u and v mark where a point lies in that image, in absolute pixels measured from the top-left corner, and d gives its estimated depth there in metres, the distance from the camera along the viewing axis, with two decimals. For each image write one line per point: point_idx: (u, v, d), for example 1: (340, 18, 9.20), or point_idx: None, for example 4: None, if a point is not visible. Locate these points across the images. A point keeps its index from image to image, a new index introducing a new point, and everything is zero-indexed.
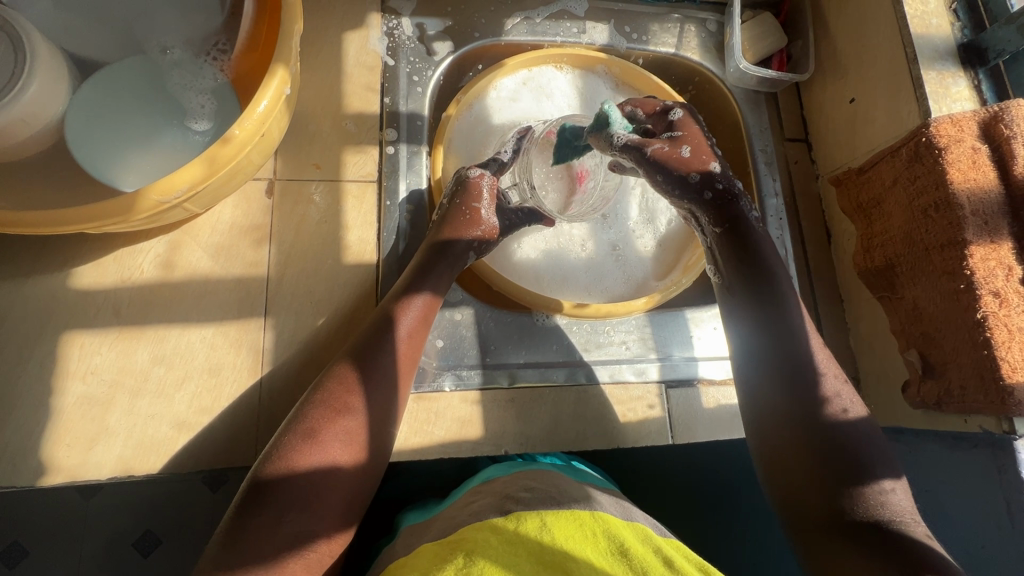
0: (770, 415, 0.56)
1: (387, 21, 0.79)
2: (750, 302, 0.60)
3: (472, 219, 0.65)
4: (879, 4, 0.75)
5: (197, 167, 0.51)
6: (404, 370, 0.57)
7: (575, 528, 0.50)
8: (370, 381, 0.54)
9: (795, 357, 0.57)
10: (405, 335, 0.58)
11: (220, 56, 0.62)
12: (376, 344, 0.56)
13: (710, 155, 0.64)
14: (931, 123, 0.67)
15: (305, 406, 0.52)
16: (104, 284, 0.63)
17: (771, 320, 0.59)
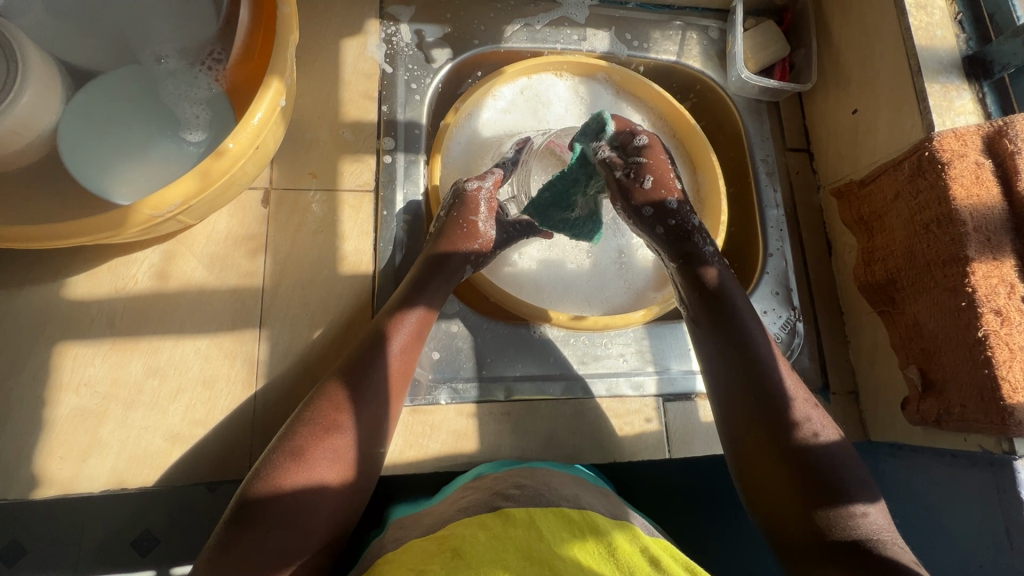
0: (744, 446, 0.55)
1: (385, 27, 0.78)
2: (715, 331, 0.58)
3: (469, 231, 0.64)
4: (883, 15, 0.74)
5: (190, 181, 0.51)
6: (397, 384, 0.57)
7: (566, 528, 0.48)
8: (363, 395, 0.53)
9: (764, 385, 0.55)
10: (401, 348, 0.57)
11: (215, 66, 0.61)
12: (371, 356, 0.55)
13: (671, 186, 0.61)
14: (934, 137, 0.66)
15: (295, 424, 0.52)
16: (97, 294, 0.63)
17: (737, 348, 0.57)
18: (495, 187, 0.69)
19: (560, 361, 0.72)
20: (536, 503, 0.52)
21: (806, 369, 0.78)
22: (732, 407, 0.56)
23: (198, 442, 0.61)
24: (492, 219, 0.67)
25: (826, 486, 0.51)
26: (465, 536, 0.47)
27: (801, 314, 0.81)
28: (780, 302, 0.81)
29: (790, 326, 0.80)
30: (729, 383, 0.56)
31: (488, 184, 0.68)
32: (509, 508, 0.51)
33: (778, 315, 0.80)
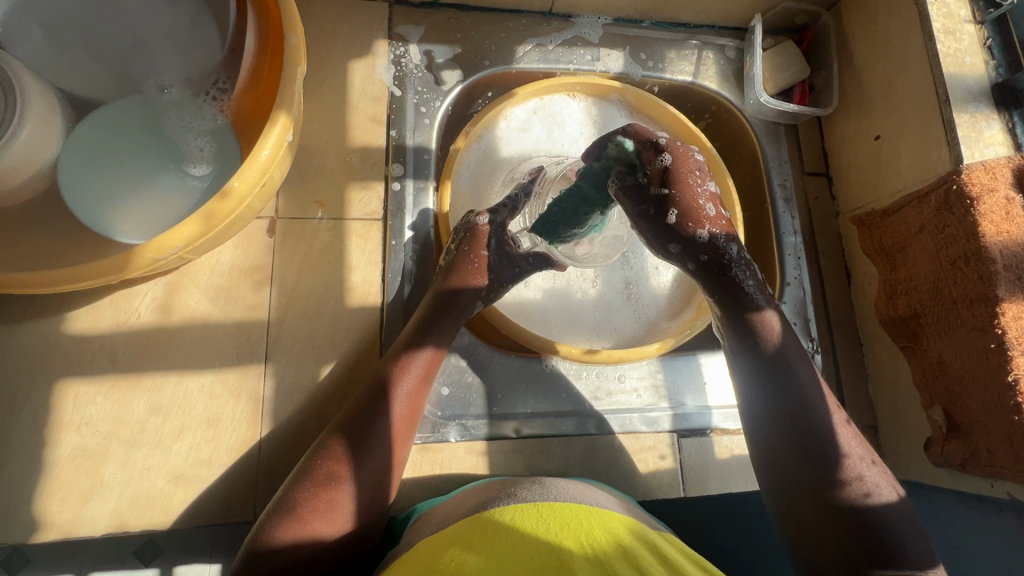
0: (787, 489, 0.53)
1: (394, 48, 0.76)
2: (757, 369, 0.56)
3: (481, 265, 0.63)
4: (909, 39, 0.72)
5: (194, 223, 0.49)
6: (404, 428, 0.56)
7: (572, 520, 0.49)
8: (366, 445, 0.52)
9: (809, 427, 0.53)
10: (406, 392, 0.56)
11: (220, 96, 0.59)
12: (376, 402, 0.54)
13: (699, 217, 0.56)
14: (962, 170, 0.64)
15: (295, 480, 0.51)
16: (99, 329, 0.61)
17: (781, 387, 0.55)
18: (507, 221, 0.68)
19: (578, 399, 0.70)
20: (539, 497, 0.52)
21: None
22: (775, 449, 0.54)
23: (201, 483, 0.59)
24: (506, 252, 0.66)
25: (874, 536, 0.49)
26: (470, 535, 0.48)
27: (820, 345, 0.78)
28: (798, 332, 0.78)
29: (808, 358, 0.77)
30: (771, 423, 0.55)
31: (500, 218, 0.67)
32: (510, 504, 0.51)
33: None
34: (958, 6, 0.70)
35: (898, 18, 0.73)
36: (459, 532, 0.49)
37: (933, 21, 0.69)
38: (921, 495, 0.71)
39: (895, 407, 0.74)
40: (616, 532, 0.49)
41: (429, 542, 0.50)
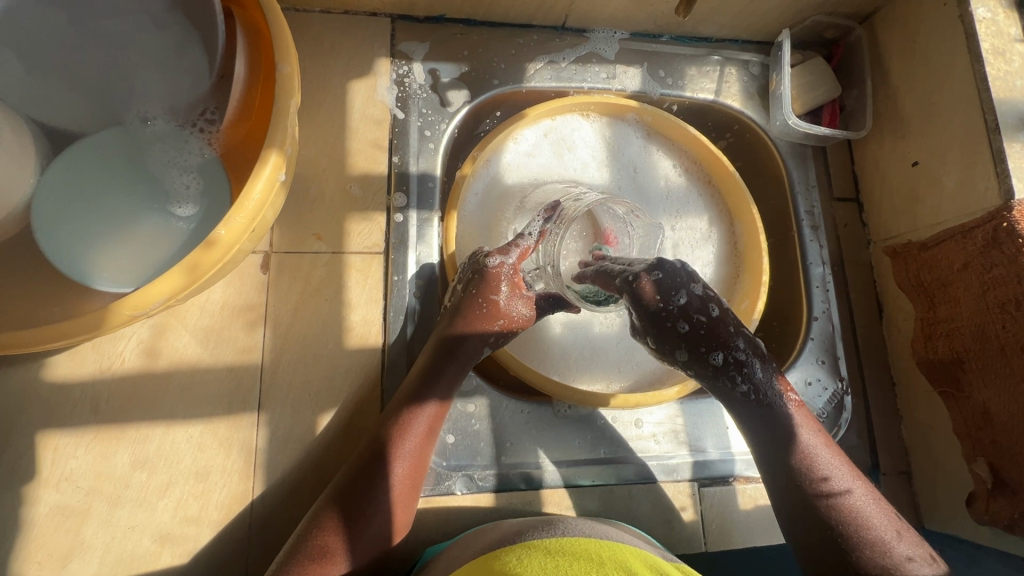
0: (814, 550, 0.53)
1: (397, 67, 0.72)
2: (764, 434, 0.57)
3: (489, 311, 0.59)
4: (954, 58, 0.66)
5: (177, 276, 0.45)
6: (406, 489, 0.52)
7: (581, 556, 0.48)
8: (365, 513, 0.50)
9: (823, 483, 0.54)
10: (409, 451, 0.52)
11: (208, 127, 0.55)
12: (377, 463, 0.51)
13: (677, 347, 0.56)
14: (1014, 206, 0.59)
15: (288, 553, 0.48)
16: (80, 375, 0.57)
17: (790, 447, 0.55)
18: (520, 261, 0.62)
19: (609, 439, 0.66)
20: (547, 535, 0.52)
21: (854, 447, 0.72)
22: (793, 512, 0.55)
23: (190, 542, 0.55)
24: (518, 296, 0.61)
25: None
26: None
27: (850, 385, 0.74)
28: (826, 371, 0.74)
29: (837, 399, 0.73)
30: (783, 483, 0.56)
31: (512, 258, 0.62)
32: (518, 543, 0.51)
33: (824, 386, 0.73)
34: (1008, 23, 0.65)
35: (941, 36, 0.68)
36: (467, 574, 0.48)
37: (981, 41, 0.64)
38: (960, 550, 0.66)
39: (931, 453, 0.69)
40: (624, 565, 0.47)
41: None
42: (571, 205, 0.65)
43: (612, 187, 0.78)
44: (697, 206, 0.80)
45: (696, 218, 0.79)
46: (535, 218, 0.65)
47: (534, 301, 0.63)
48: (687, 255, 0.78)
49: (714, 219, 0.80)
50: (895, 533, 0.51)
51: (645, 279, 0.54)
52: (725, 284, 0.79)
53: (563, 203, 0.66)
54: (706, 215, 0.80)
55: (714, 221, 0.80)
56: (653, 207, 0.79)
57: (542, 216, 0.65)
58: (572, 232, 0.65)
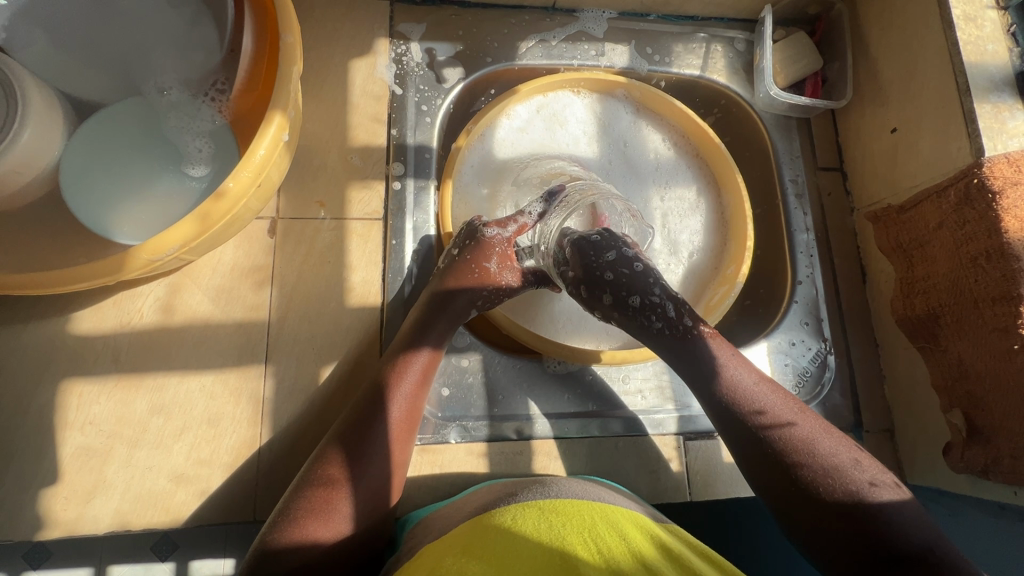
0: (777, 495, 0.54)
1: (395, 46, 0.76)
2: (701, 385, 0.58)
3: (480, 276, 0.63)
4: (927, 27, 0.69)
5: (189, 224, 0.50)
6: (403, 430, 0.55)
7: (576, 515, 0.47)
8: (365, 454, 0.52)
9: (770, 426, 0.55)
10: (404, 394, 0.56)
11: (218, 97, 0.60)
12: (374, 404, 0.54)
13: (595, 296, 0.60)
14: (984, 162, 0.61)
15: (299, 484, 0.51)
16: (102, 330, 0.62)
17: (730, 395, 0.57)
18: (516, 235, 0.66)
19: (593, 395, 0.69)
20: (541, 496, 0.50)
21: (838, 406, 0.74)
22: (748, 463, 0.56)
23: (203, 482, 0.60)
24: (509, 266, 0.65)
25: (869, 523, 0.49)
26: (471, 541, 0.45)
27: (833, 346, 0.76)
28: (810, 333, 0.76)
29: (821, 358, 0.75)
30: (735, 435, 0.57)
31: (507, 232, 0.66)
32: (512, 504, 0.49)
33: (807, 347, 0.75)
34: None
35: (916, 6, 0.70)
36: (462, 535, 0.47)
37: (952, 7, 0.66)
38: (941, 502, 0.68)
39: (913, 410, 0.71)
40: (618, 523, 0.47)
41: (430, 548, 0.48)
42: (574, 192, 0.69)
43: (602, 160, 0.82)
44: (685, 176, 0.83)
45: (684, 189, 0.82)
46: (538, 200, 0.69)
47: (522, 273, 0.66)
48: (676, 222, 0.81)
49: (702, 190, 0.82)
50: (852, 470, 0.52)
51: (592, 240, 0.60)
52: (712, 251, 0.81)
53: (567, 188, 0.70)
54: (694, 186, 0.82)
55: (702, 191, 0.82)
56: (643, 178, 0.82)
57: (544, 199, 0.68)
58: (569, 218, 0.69)
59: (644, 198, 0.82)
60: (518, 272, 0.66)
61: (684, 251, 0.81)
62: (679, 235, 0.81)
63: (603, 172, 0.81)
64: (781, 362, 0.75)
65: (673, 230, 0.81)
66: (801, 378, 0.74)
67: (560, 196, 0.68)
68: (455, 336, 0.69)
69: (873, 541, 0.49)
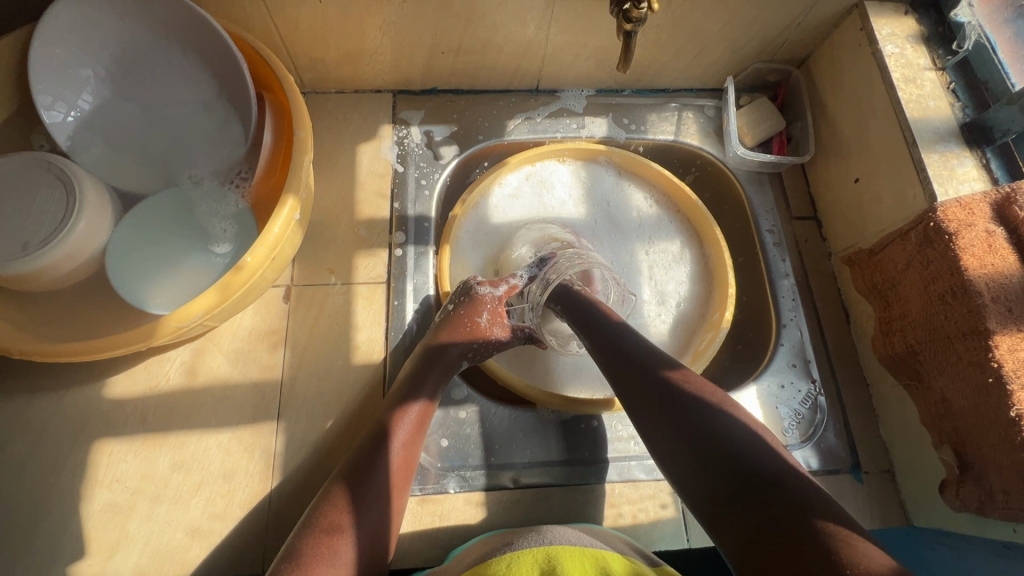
0: (698, 484, 0.48)
1: (397, 131, 0.86)
2: (622, 376, 0.58)
3: (472, 330, 0.68)
4: (873, 89, 0.76)
5: (212, 295, 0.58)
6: (401, 480, 0.58)
7: (578, 560, 0.49)
8: (366, 497, 0.54)
9: (693, 410, 0.52)
10: (402, 444, 0.59)
11: (242, 184, 0.70)
12: (377, 454, 0.57)
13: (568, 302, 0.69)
14: (937, 207, 0.65)
15: (301, 533, 0.51)
16: (134, 392, 0.68)
17: (651, 384, 0.56)
18: (506, 295, 0.72)
19: (587, 442, 0.72)
20: (538, 542, 0.52)
21: (833, 446, 0.75)
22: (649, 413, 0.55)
23: (216, 535, 0.63)
24: (499, 321, 0.70)
25: (793, 507, 0.43)
26: None
27: (823, 387, 0.78)
28: (798, 374, 0.78)
29: (811, 400, 0.77)
30: (656, 424, 0.53)
31: (499, 291, 0.72)
32: (508, 552, 0.51)
33: (797, 389, 0.78)
34: (918, 56, 0.75)
35: (862, 70, 0.77)
36: None
37: (892, 71, 0.73)
38: (948, 544, 0.67)
39: (908, 449, 0.72)
40: (610, 564, 0.49)
41: None
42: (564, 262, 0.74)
43: (589, 220, 0.88)
44: (666, 232, 0.88)
45: (667, 243, 0.88)
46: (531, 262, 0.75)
47: (512, 329, 0.71)
48: (661, 272, 0.87)
49: (684, 242, 0.88)
50: (775, 456, 0.47)
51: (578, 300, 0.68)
52: (698, 299, 0.85)
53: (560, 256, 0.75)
54: (677, 239, 0.88)
55: (685, 244, 0.88)
56: (627, 235, 0.88)
57: (537, 265, 0.74)
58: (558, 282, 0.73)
59: (630, 253, 0.87)
60: (507, 328, 0.71)
61: (671, 300, 0.86)
62: (665, 285, 0.86)
63: (589, 230, 0.88)
64: (772, 404, 0.77)
65: (659, 282, 0.86)
66: (793, 420, 0.76)
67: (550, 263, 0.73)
68: (453, 388, 0.73)
69: (800, 531, 0.41)
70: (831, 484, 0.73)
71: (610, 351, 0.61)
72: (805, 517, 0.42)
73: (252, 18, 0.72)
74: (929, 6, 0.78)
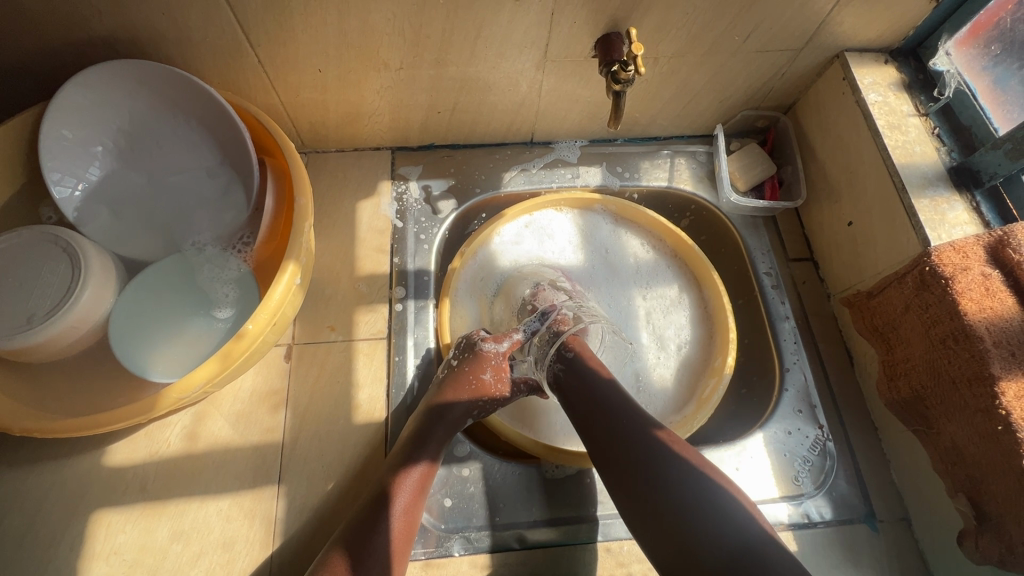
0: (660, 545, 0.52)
1: (397, 186, 0.88)
2: (592, 432, 0.61)
3: (477, 386, 0.67)
4: (858, 135, 0.77)
5: (213, 364, 0.58)
6: (402, 543, 0.56)
7: None
8: (366, 564, 0.53)
9: (658, 468, 0.55)
10: (404, 507, 0.58)
11: (244, 249, 0.72)
12: (375, 518, 0.56)
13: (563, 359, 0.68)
14: (931, 252, 0.65)
15: None
16: (134, 460, 0.68)
17: (622, 441, 0.58)
18: (510, 350, 0.72)
19: (593, 497, 0.71)
20: None
21: (845, 494, 0.74)
22: (611, 463, 0.58)
23: None
24: (503, 377, 0.70)
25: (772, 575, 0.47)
26: None
27: (831, 433, 0.77)
28: (805, 420, 0.77)
29: (819, 446, 0.76)
30: (633, 478, 0.56)
31: (503, 347, 0.71)
32: None
33: (805, 435, 0.77)
34: (901, 102, 0.77)
35: (846, 117, 0.79)
36: None
37: (877, 118, 0.75)
38: None
39: (922, 495, 0.71)
40: None
41: None
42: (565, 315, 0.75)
43: (589, 267, 0.89)
44: (663, 277, 0.89)
45: (665, 288, 0.88)
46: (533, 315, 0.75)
47: (514, 383, 0.71)
48: (661, 317, 0.87)
49: (683, 287, 0.88)
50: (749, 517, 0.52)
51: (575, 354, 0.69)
52: (699, 344, 0.85)
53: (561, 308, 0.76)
54: (675, 284, 0.88)
55: (684, 288, 0.88)
56: (626, 281, 0.89)
57: (538, 318, 0.74)
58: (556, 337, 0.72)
59: (630, 299, 0.88)
60: (510, 383, 0.70)
61: (673, 345, 0.85)
62: (666, 331, 0.86)
63: (589, 277, 0.89)
64: (779, 452, 0.76)
65: (659, 327, 0.86)
66: (803, 468, 0.75)
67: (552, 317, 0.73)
68: (455, 445, 0.72)
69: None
70: (847, 535, 0.71)
71: (590, 407, 0.62)
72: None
73: (253, 88, 0.74)
74: (908, 53, 0.81)
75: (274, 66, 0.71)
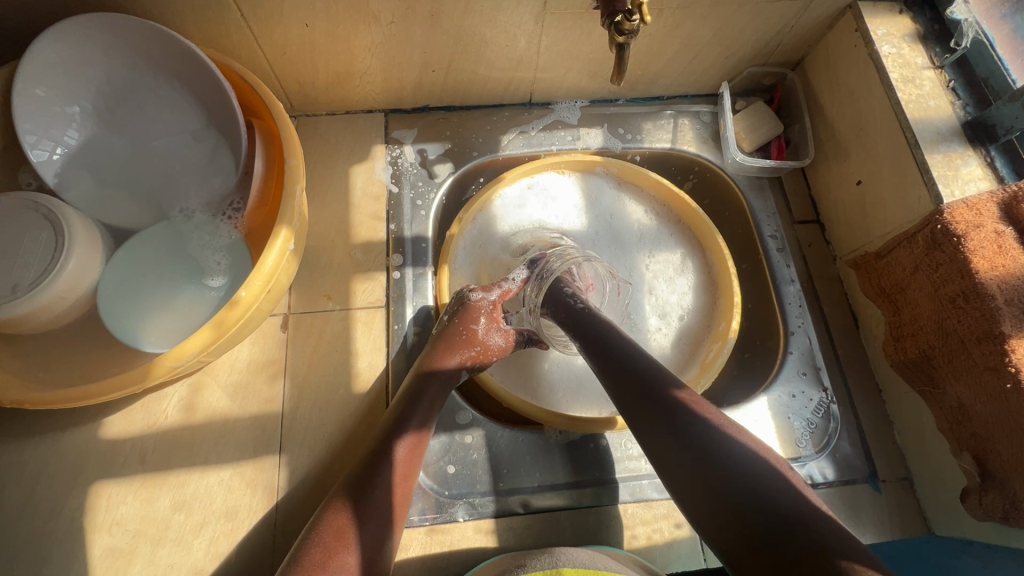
0: (685, 491, 0.47)
1: (391, 151, 0.84)
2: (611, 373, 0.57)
3: (468, 338, 0.65)
4: (869, 90, 0.75)
5: (206, 332, 0.57)
6: (402, 497, 0.53)
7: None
8: (369, 516, 0.49)
9: (682, 413, 0.50)
10: (403, 461, 0.54)
11: (234, 215, 0.69)
12: (377, 470, 0.52)
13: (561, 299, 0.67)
14: (943, 209, 0.63)
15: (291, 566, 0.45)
16: (131, 432, 0.67)
17: (640, 385, 0.54)
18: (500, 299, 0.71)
19: (596, 463, 0.70)
20: (550, 564, 0.55)
21: (848, 456, 0.74)
22: (630, 404, 0.54)
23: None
24: (495, 328, 0.68)
25: (805, 533, 0.40)
26: None
27: (835, 396, 0.77)
28: (809, 382, 0.77)
29: (823, 409, 0.76)
30: (653, 434, 0.51)
31: (492, 296, 0.70)
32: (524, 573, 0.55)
33: (808, 398, 0.76)
34: (915, 55, 0.73)
35: (857, 71, 0.76)
36: None
37: (890, 71, 0.72)
38: (973, 553, 0.66)
39: (925, 454, 0.71)
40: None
41: None
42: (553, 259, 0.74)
43: (591, 232, 0.87)
44: (666, 241, 0.87)
45: (667, 252, 0.86)
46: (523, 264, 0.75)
47: (511, 335, 0.69)
48: (664, 282, 0.85)
49: (686, 252, 0.86)
50: (771, 466, 0.46)
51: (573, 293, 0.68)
52: (702, 309, 0.84)
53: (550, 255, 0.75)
54: (678, 248, 0.87)
55: (688, 254, 0.86)
56: (629, 246, 0.87)
57: (525, 266, 0.74)
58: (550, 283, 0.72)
59: (632, 265, 0.86)
60: (505, 333, 0.69)
61: (676, 312, 0.84)
62: (669, 297, 0.85)
63: (592, 242, 0.87)
64: (783, 415, 0.75)
65: (661, 293, 0.85)
66: (806, 430, 0.75)
67: (542, 263, 0.73)
68: (458, 413, 0.71)
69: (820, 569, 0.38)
70: (847, 495, 0.72)
71: (606, 354, 0.58)
72: (810, 534, 0.40)
73: (238, 46, 0.71)
74: (923, 2, 0.77)
75: (257, 21, 0.67)
